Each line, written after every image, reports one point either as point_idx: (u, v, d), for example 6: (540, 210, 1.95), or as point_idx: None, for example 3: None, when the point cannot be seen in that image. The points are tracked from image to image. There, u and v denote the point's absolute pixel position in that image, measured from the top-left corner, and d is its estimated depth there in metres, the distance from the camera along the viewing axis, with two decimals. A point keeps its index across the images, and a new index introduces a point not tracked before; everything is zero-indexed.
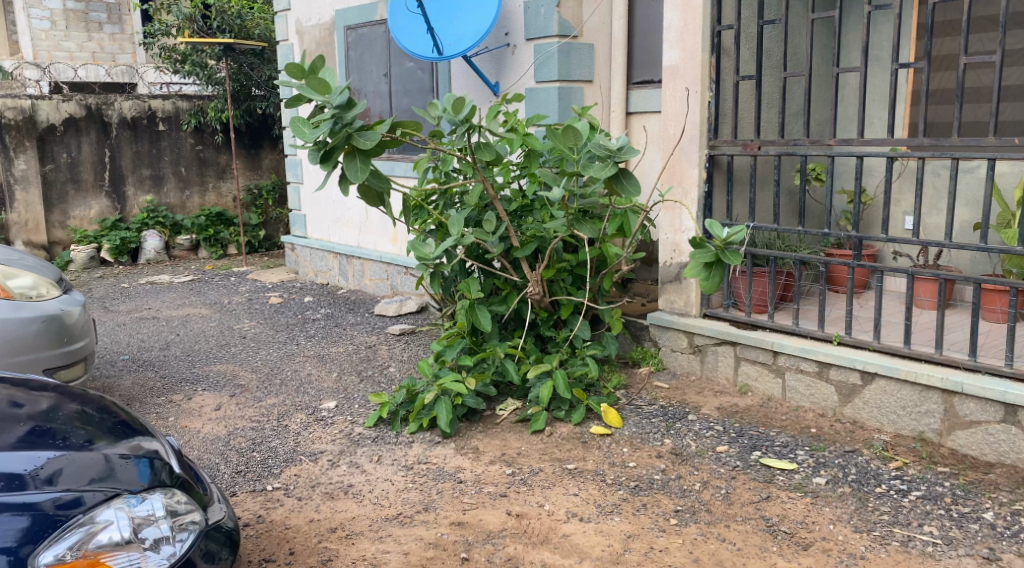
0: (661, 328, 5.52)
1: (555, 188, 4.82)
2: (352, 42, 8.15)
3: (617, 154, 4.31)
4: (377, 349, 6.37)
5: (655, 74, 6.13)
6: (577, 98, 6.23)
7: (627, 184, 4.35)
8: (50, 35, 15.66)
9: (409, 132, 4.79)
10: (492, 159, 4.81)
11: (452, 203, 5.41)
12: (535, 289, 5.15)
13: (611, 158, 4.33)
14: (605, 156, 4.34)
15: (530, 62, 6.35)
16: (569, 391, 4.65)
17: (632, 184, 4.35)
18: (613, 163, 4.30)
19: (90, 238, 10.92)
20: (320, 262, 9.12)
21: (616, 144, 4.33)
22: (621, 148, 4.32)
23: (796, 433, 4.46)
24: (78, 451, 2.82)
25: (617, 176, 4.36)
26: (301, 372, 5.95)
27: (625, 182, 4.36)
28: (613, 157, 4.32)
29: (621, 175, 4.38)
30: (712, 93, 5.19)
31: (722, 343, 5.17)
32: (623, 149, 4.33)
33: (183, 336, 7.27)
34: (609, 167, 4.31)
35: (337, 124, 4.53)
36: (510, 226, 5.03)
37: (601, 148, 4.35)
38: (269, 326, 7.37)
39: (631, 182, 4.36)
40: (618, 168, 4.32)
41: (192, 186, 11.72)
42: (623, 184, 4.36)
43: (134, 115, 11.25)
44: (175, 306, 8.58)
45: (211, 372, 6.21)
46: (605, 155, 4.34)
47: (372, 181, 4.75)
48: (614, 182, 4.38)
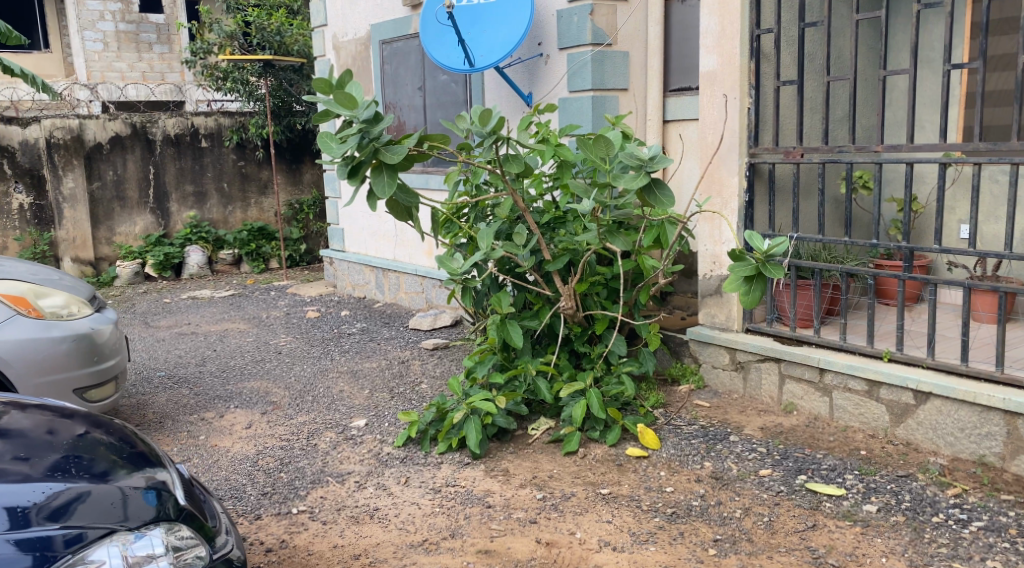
0: (701, 343, 5.31)
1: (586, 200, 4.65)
2: (387, 55, 8.09)
3: (650, 163, 4.13)
4: (410, 365, 6.25)
5: (693, 81, 5.94)
6: (612, 107, 6.07)
7: (661, 195, 4.16)
8: (103, 56, 16.04)
9: (437, 145, 4.67)
10: (521, 170, 4.68)
11: (483, 216, 5.30)
12: (568, 304, 4.99)
13: (643, 168, 4.15)
14: (637, 166, 4.15)
15: (563, 72, 6.21)
16: (604, 410, 4.48)
17: (666, 195, 4.16)
18: (645, 173, 4.12)
19: (135, 254, 11.02)
20: (357, 275, 9.06)
21: (648, 153, 4.15)
22: (654, 158, 4.14)
23: (845, 456, 4.22)
24: (76, 485, 2.71)
25: (650, 188, 4.17)
26: (333, 389, 5.85)
27: (658, 193, 4.17)
28: (646, 167, 4.14)
29: (654, 187, 4.18)
30: (752, 99, 4.99)
31: (765, 359, 4.95)
32: (656, 159, 4.14)
33: (220, 351, 7.22)
34: (641, 178, 4.13)
35: (365, 139, 4.42)
36: (541, 238, 4.89)
37: (633, 158, 4.17)
38: (305, 341, 7.29)
39: (665, 193, 4.17)
40: (651, 178, 4.14)
41: (234, 201, 11.79)
42: (657, 195, 4.17)
43: (177, 132, 11.35)
44: (214, 321, 8.57)
45: (245, 389, 6.06)
46: (637, 166, 4.16)
47: (399, 195, 4.64)
48: (647, 194, 4.19)
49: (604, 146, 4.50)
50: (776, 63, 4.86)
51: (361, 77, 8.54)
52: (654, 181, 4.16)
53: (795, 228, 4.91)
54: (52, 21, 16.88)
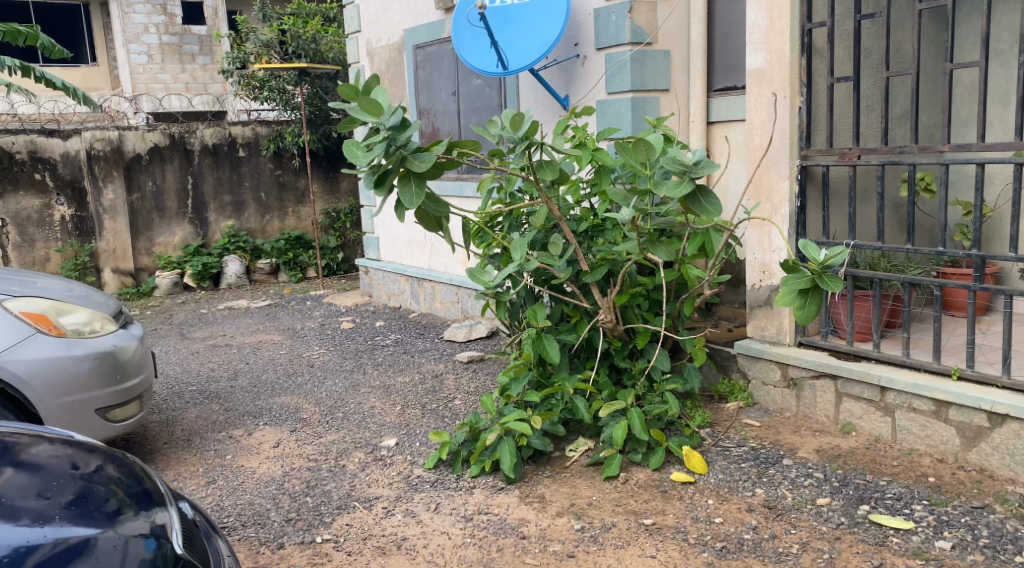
0: (750, 358, 5.02)
1: (625, 209, 4.37)
2: (420, 60, 7.89)
3: (694, 168, 3.80)
4: (444, 380, 6.01)
5: (738, 79, 5.64)
6: (652, 109, 5.80)
7: (708, 203, 3.83)
8: (147, 68, 16.14)
9: (467, 152, 4.42)
10: (556, 177, 4.42)
11: (518, 224, 5.08)
12: (607, 317, 4.76)
13: (687, 174, 3.82)
14: (681, 173, 3.82)
15: (601, 73, 5.94)
16: (646, 432, 4.20)
17: (711, 203, 3.82)
18: (689, 181, 3.77)
19: (174, 264, 10.96)
20: (393, 285, 8.88)
21: (692, 157, 3.81)
22: (699, 163, 3.81)
23: (911, 483, 3.89)
24: (67, 532, 2.49)
25: (694, 196, 3.84)
26: (364, 404, 5.63)
27: (704, 201, 3.85)
28: (690, 172, 3.81)
29: (699, 194, 3.85)
30: (804, 98, 4.68)
31: (820, 376, 4.64)
32: (702, 163, 3.81)
33: (254, 363, 7.03)
34: (687, 185, 3.80)
35: (391, 146, 4.18)
36: (578, 249, 4.65)
37: (677, 164, 3.85)
38: (339, 353, 7.09)
39: (710, 200, 3.83)
40: (696, 185, 3.81)
41: (272, 210, 11.71)
42: (702, 203, 3.85)
43: (215, 142, 11.29)
44: (249, 332, 8.39)
45: (275, 405, 5.76)
46: (681, 171, 3.83)
47: (428, 205, 4.41)
48: (691, 202, 3.86)
49: (644, 151, 4.21)
50: (829, 59, 4.55)
51: (395, 83, 8.36)
52: (699, 188, 3.83)
53: (851, 236, 4.57)
54: (99, 35, 17.04)
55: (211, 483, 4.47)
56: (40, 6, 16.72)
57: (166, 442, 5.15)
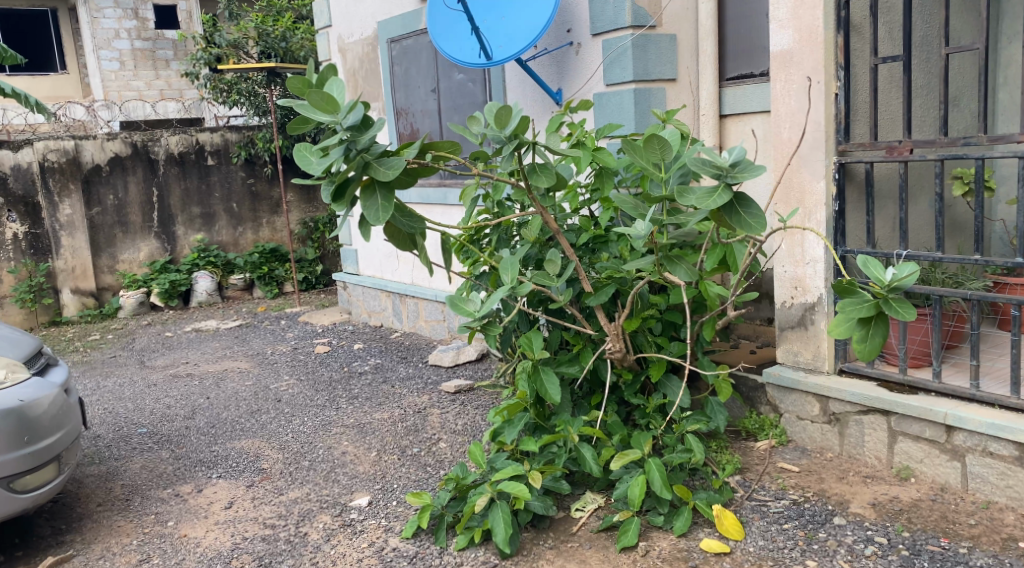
0: (782, 389, 4.35)
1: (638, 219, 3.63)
2: (396, 56, 7.14)
3: (731, 170, 2.89)
4: (428, 415, 5.26)
5: (755, 66, 5.01)
6: (658, 101, 5.08)
7: (749, 216, 2.91)
8: (120, 76, 15.28)
9: (444, 155, 3.67)
10: (552, 183, 3.59)
11: (508, 238, 4.43)
12: (616, 345, 4.07)
13: (721, 178, 2.92)
14: (712, 177, 2.94)
15: (598, 61, 5.21)
16: (668, 489, 3.53)
17: (754, 219, 2.86)
18: (726, 186, 2.90)
19: (139, 282, 10.16)
20: (373, 301, 8.14)
21: (728, 158, 2.91)
22: (736, 165, 2.91)
23: (998, 551, 3.23)
24: None
25: (731, 207, 2.93)
26: (334, 450, 4.86)
27: (743, 213, 2.93)
28: (724, 176, 2.91)
29: (738, 205, 2.91)
30: (841, 83, 3.98)
31: (869, 411, 3.97)
32: (740, 165, 2.90)
33: (216, 398, 6.24)
34: (722, 193, 2.88)
35: (350, 149, 3.42)
36: (579, 266, 3.94)
37: (708, 164, 2.93)
38: (310, 385, 6.32)
39: (752, 216, 2.87)
40: (734, 192, 2.92)
41: (244, 222, 10.94)
42: (740, 216, 2.94)
43: (181, 151, 10.53)
44: (214, 358, 7.58)
45: (233, 452, 5.00)
46: (713, 174, 2.93)
47: (399, 220, 3.64)
48: (725, 215, 2.94)
49: (658, 148, 3.50)
50: (872, 36, 3.85)
51: (370, 82, 7.62)
52: (737, 197, 2.91)
53: (902, 245, 3.86)
54: (68, 40, 16.22)
55: (144, 562, 3.74)
56: (6, 14, 15.85)
57: (100, 504, 4.37)
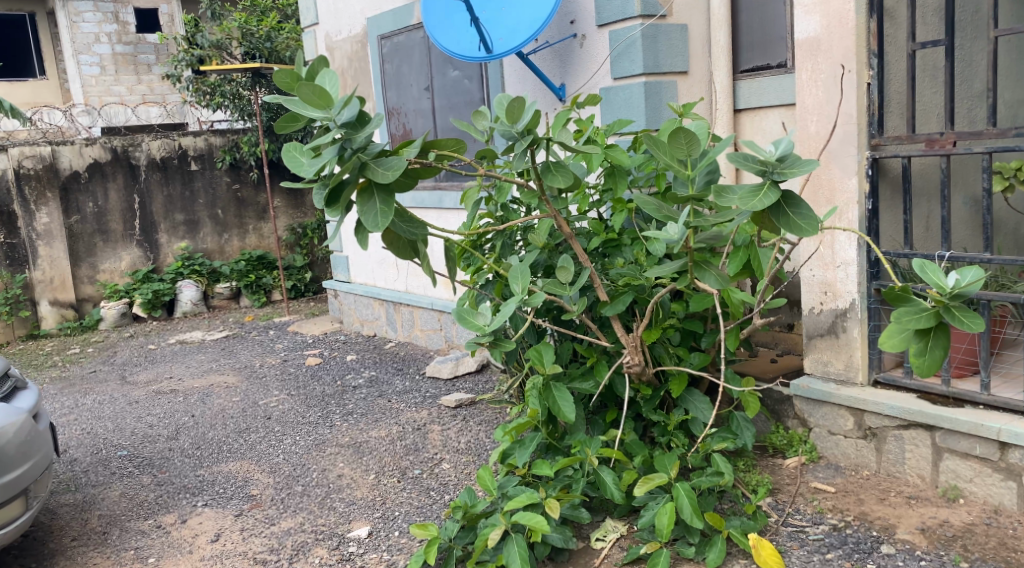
0: (811, 402, 4.06)
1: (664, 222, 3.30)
2: (387, 53, 6.81)
3: (777, 166, 2.61)
4: (428, 433, 4.93)
5: (772, 57, 4.72)
6: (669, 96, 4.77)
7: (799, 218, 2.61)
8: (101, 81, 14.85)
9: (447, 154, 3.35)
10: (569, 184, 3.25)
11: (513, 243, 4.12)
12: (635, 359, 3.74)
13: (767, 175, 2.64)
14: (759, 172, 2.63)
15: (604, 54, 4.90)
16: (699, 517, 3.25)
17: (805, 221, 2.58)
18: (773, 184, 2.61)
19: (121, 293, 9.77)
20: (366, 310, 7.80)
21: (774, 152, 2.62)
22: (783, 160, 2.63)
23: None
24: None
25: (779, 208, 2.64)
26: (329, 473, 4.52)
27: (792, 214, 2.65)
28: (770, 173, 2.63)
29: (786, 206, 2.63)
30: (875, 72, 3.68)
31: (910, 426, 3.70)
32: (787, 160, 2.62)
33: (202, 416, 5.87)
34: (770, 192, 2.59)
35: (344, 148, 3.09)
36: (594, 272, 3.63)
37: (752, 160, 2.65)
38: (301, 401, 5.96)
39: (803, 217, 2.59)
40: (781, 191, 2.64)
41: (230, 229, 10.57)
42: (789, 217, 2.64)
43: (163, 156, 10.17)
44: (199, 372, 7.21)
45: (219, 476, 4.65)
46: (757, 171, 2.65)
47: (399, 226, 3.31)
48: (771, 215, 2.67)
49: (684, 143, 3.19)
50: (909, 19, 3.55)
51: (359, 80, 7.29)
52: (785, 196, 2.62)
53: (944, 246, 3.58)
54: (47, 45, 15.78)
55: None
56: None
57: (75, 538, 4.03)
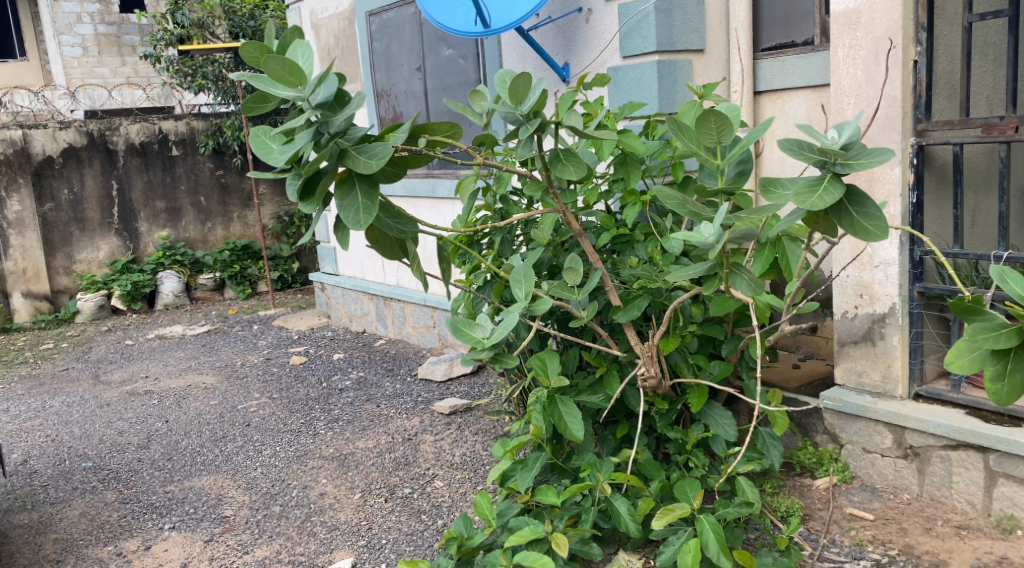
0: (844, 416, 3.67)
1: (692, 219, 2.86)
2: (376, 30, 6.35)
3: (841, 156, 2.20)
4: (419, 444, 4.51)
5: (797, 33, 4.28)
6: (685, 76, 4.34)
7: (864, 217, 2.18)
8: (83, 62, 13.99)
9: (440, 140, 2.91)
10: (582, 176, 2.81)
11: (513, 239, 3.72)
12: (650, 370, 3.33)
13: (827, 167, 2.23)
14: (818, 162, 2.21)
15: (612, 30, 4.47)
16: (728, 556, 2.86)
17: (874, 223, 2.16)
18: (834, 176, 2.20)
19: (99, 284, 9.31)
20: (354, 304, 7.38)
21: (838, 140, 2.21)
22: (848, 149, 2.22)
23: None
24: None
25: (841, 208, 2.23)
26: (311, 491, 4.09)
27: (856, 215, 2.22)
28: (831, 164, 2.22)
29: (850, 205, 2.21)
30: (924, 48, 3.27)
31: (959, 447, 3.32)
32: (853, 150, 2.21)
33: (176, 421, 5.42)
34: (833, 186, 2.18)
35: (319, 131, 2.67)
36: (606, 274, 3.21)
37: (810, 149, 2.24)
38: (284, 405, 5.53)
39: (871, 219, 2.17)
40: (845, 185, 2.22)
41: (213, 217, 10.09)
42: (851, 218, 2.21)
43: (143, 140, 9.70)
44: (177, 371, 6.77)
45: (190, 493, 4.22)
46: (815, 163, 2.24)
47: (385, 223, 2.88)
48: (830, 214, 2.23)
49: (715, 128, 2.77)
50: None
51: (346, 61, 6.84)
52: (849, 192, 2.21)
53: (1003, 246, 3.19)
54: (27, 26, 15.19)
55: None
56: None
57: None
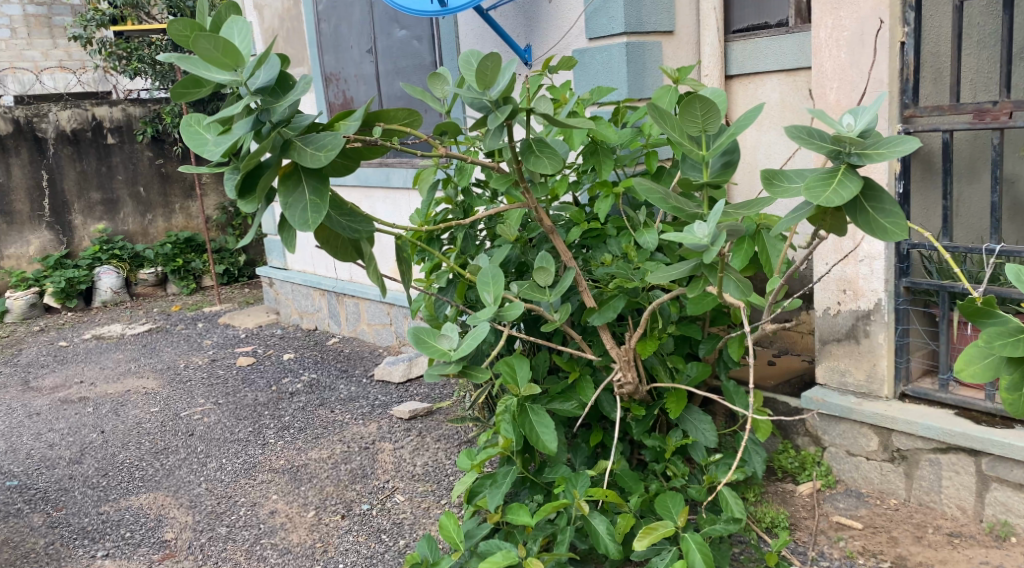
0: (827, 418, 3.48)
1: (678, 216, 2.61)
2: (323, 11, 6.02)
3: (857, 146, 2.07)
4: (377, 454, 4.24)
5: (771, 14, 4.06)
6: (655, 58, 4.10)
7: (883, 215, 2.07)
8: (11, 45, 13.23)
9: (397, 128, 2.61)
10: (557, 169, 2.55)
11: (477, 236, 3.49)
12: (627, 376, 3.10)
13: (840, 158, 2.10)
14: (833, 155, 2.10)
15: (577, 9, 4.20)
16: None
17: (892, 221, 2.05)
18: (851, 166, 2.08)
19: (30, 281, 8.78)
20: (305, 300, 7.05)
21: (854, 128, 2.08)
22: (865, 138, 2.09)
23: None
24: None
25: (855, 203, 2.11)
26: (261, 509, 3.80)
27: (874, 213, 2.10)
28: (845, 154, 2.09)
29: (865, 200, 2.10)
30: (912, 28, 3.07)
31: (950, 451, 3.15)
32: (869, 139, 2.08)
33: (112, 431, 5.06)
34: (848, 180, 2.05)
35: (259, 120, 2.38)
36: (579, 274, 2.95)
37: (823, 138, 2.10)
38: (230, 412, 5.20)
39: (888, 216, 2.06)
40: (861, 176, 2.09)
41: (154, 209, 9.60)
42: (868, 215, 2.10)
43: (75, 127, 9.23)
44: (115, 375, 6.38)
45: (127, 514, 3.89)
46: (828, 152, 2.11)
47: (338, 222, 2.59)
48: (846, 210, 2.11)
49: (700, 114, 2.55)
50: None
51: (291, 43, 6.49)
52: (864, 185, 2.09)
53: (994, 238, 3.01)
54: None
55: None
56: None
57: None
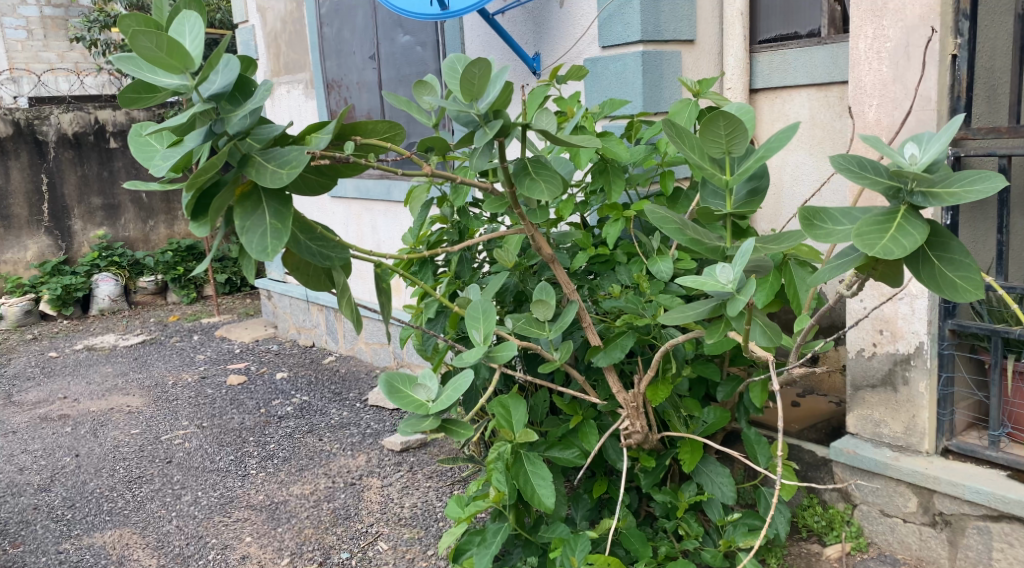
0: (859, 473, 3.12)
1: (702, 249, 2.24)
2: (326, 14, 5.74)
3: (921, 183, 1.73)
4: (363, 492, 3.90)
5: (801, 24, 3.71)
6: (674, 69, 3.76)
7: (952, 266, 1.74)
8: (28, 45, 12.93)
9: (375, 144, 2.28)
10: (558, 194, 2.21)
11: (472, 261, 3.17)
12: (636, 424, 2.75)
13: (900, 196, 1.76)
14: (892, 193, 1.76)
15: (589, 15, 3.88)
16: None
17: (963, 276, 1.73)
18: (913, 204, 1.73)
19: (26, 287, 8.49)
20: (303, 315, 6.75)
21: (917, 161, 1.74)
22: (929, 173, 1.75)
23: None
24: None
25: (916, 253, 1.78)
26: (231, 554, 3.46)
27: (940, 265, 1.76)
28: (906, 192, 1.75)
29: (929, 248, 1.76)
30: (965, 40, 2.72)
31: (1001, 519, 2.78)
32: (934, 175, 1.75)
33: (87, 455, 4.75)
34: (911, 224, 1.71)
35: (214, 131, 2.05)
36: (580, 309, 2.58)
37: (878, 171, 1.76)
38: (213, 437, 4.88)
39: (959, 269, 1.73)
40: (925, 219, 1.75)
41: (156, 215, 9.32)
42: (933, 267, 1.76)
43: (77, 131, 9.00)
44: (101, 390, 6.07)
45: (88, 556, 3.56)
46: (885, 189, 1.76)
47: (308, 250, 2.24)
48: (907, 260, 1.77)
49: (724, 133, 2.19)
50: None
51: (293, 47, 6.20)
52: (930, 230, 1.75)
53: None
54: None
55: None
56: None
57: None
